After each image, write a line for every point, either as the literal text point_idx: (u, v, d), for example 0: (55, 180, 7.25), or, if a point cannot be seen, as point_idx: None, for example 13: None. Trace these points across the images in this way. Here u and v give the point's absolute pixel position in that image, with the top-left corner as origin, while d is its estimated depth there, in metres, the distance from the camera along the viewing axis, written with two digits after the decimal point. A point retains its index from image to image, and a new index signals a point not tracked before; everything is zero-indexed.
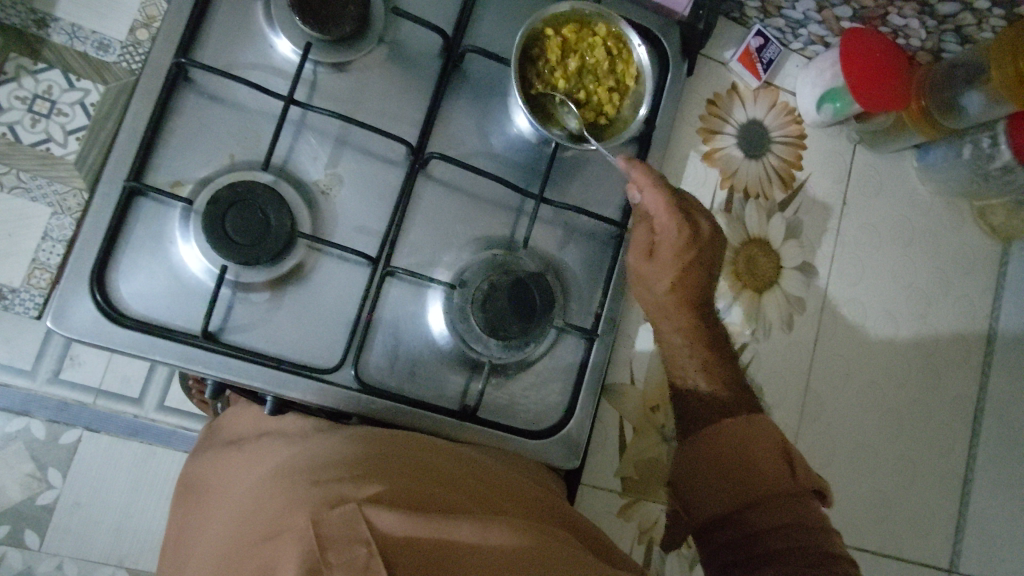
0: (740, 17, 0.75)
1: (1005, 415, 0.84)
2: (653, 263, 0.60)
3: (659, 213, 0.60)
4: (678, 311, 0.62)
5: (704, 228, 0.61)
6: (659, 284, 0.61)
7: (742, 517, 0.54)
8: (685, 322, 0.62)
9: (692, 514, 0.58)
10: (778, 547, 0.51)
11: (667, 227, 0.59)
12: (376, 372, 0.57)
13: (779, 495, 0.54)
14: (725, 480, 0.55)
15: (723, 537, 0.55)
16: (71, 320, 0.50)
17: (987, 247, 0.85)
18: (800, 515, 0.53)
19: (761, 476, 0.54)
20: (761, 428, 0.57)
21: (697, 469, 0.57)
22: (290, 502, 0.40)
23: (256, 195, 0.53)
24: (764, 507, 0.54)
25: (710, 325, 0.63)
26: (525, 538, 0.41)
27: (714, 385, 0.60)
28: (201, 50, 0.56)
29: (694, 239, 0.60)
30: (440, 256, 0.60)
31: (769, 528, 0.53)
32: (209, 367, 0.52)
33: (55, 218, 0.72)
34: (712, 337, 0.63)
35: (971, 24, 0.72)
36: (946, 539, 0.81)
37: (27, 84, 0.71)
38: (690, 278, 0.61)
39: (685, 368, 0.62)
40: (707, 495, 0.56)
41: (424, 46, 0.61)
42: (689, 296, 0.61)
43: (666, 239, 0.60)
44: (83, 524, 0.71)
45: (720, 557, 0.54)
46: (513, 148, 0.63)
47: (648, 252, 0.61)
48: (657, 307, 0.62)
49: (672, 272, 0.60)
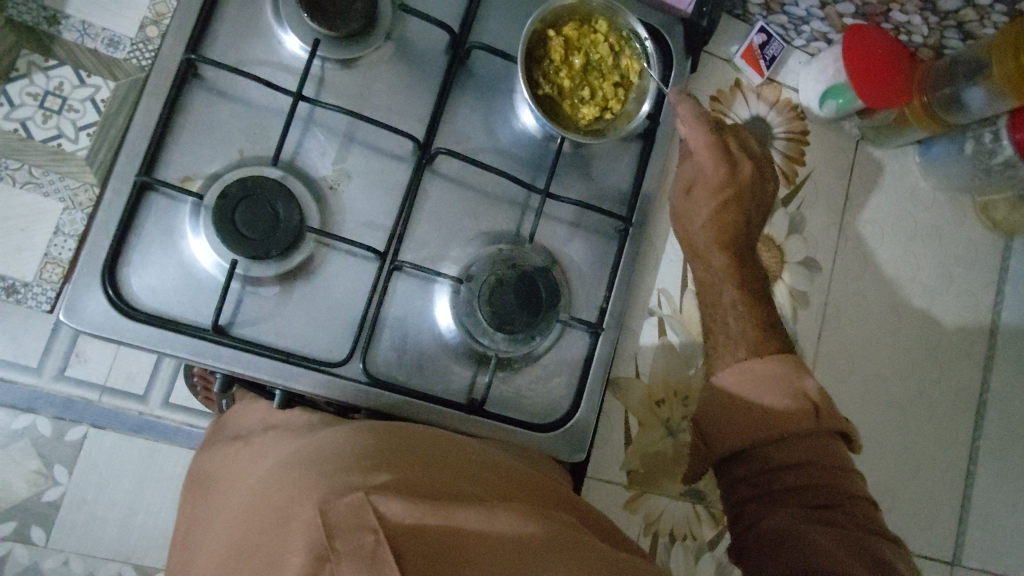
0: (743, 14, 0.76)
1: (1006, 409, 0.85)
2: (691, 199, 0.66)
3: (701, 151, 0.64)
4: (713, 251, 0.65)
5: (744, 170, 0.66)
6: (698, 216, 0.65)
7: (763, 453, 0.56)
8: (719, 262, 0.65)
9: (710, 449, 0.59)
10: (795, 484, 0.54)
11: (707, 164, 0.64)
12: (383, 365, 0.58)
13: (802, 434, 0.55)
14: (751, 419, 0.56)
15: (743, 471, 0.57)
16: (83, 314, 0.51)
17: (989, 242, 0.86)
18: (821, 455, 0.55)
19: (786, 414, 0.55)
20: (793, 405, 0.56)
21: (718, 407, 0.58)
22: (300, 492, 0.40)
23: (266, 191, 0.53)
24: (788, 443, 0.55)
25: (746, 268, 0.66)
26: (531, 525, 0.41)
27: (745, 325, 0.61)
28: (211, 46, 0.56)
29: (731, 180, 0.65)
30: (446, 251, 0.61)
31: (787, 464, 0.55)
32: (219, 360, 0.53)
33: (67, 213, 0.72)
34: (747, 280, 0.65)
35: (973, 20, 0.72)
36: (949, 532, 0.82)
37: (39, 81, 0.72)
38: (728, 215, 0.65)
39: (718, 305, 0.64)
40: (728, 429, 0.57)
41: (431, 43, 0.62)
42: (725, 236, 0.65)
43: (703, 176, 0.65)
44: (88, 521, 0.71)
45: (736, 491, 0.57)
46: (519, 144, 0.64)
47: (686, 190, 0.66)
48: (693, 245, 0.66)
49: (708, 207, 0.65)
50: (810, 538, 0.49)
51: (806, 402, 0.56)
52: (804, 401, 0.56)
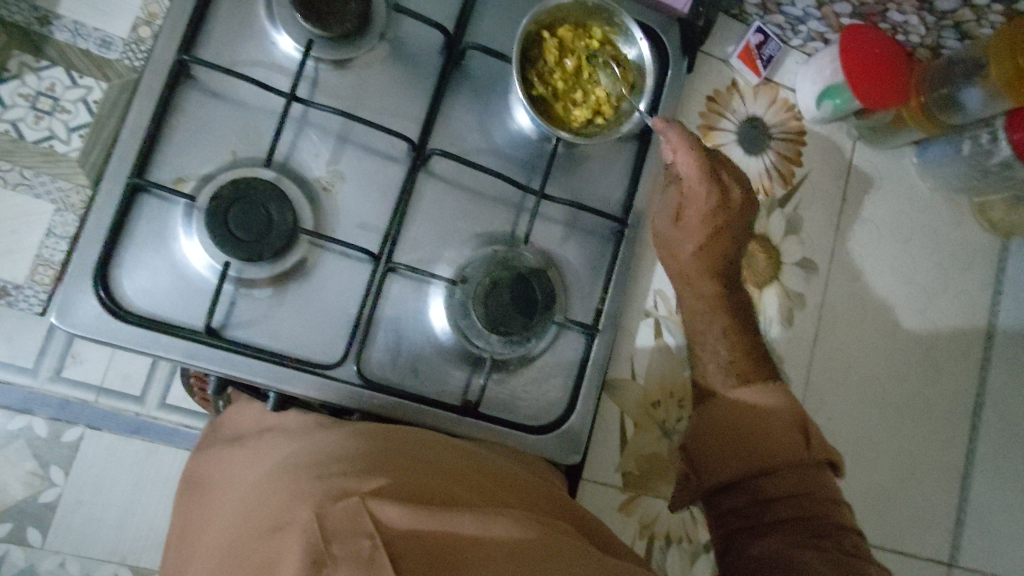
0: (739, 14, 0.75)
1: (1004, 410, 0.84)
2: (679, 227, 0.64)
3: (691, 179, 0.62)
4: (703, 280, 0.64)
5: (734, 198, 0.64)
6: (686, 245, 0.64)
7: (753, 483, 0.58)
8: (707, 290, 0.64)
9: (701, 479, 0.60)
10: (785, 515, 0.55)
11: (697, 192, 0.62)
12: (377, 367, 0.58)
13: (793, 464, 0.57)
14: (740, 450, 0.58)
15: (735, 502, 0.58)
16: (75, 317, 0.50)
17: (987, 242, 0.86)
18: (811, 485, 0.57)
19: (779, 446, 0.58)
20: (780, 428, 0.59)
21: (709, 436, 0.60)
22: (293, 496, 0.40)
23: (258, 192, 0.53)
24: (779, 474, 0.57)
25: (735, 298, 0.66)
26: (527, 530, 0.41)
27: (735, 351, 0.63)
28: (203, 47, 0.56)
29: (722, 208, 0.63)
30: (441, 253, 0.60)
31: (778, 494, 0.57)
32: (212, 362, 0.52)
33: (59, 215, 0.72)
34: (734, 309, 0.65)
35: (971, 20, 0.72)
36: (946, 533, 0.82)
37: (30, 81, 0.72)
38: (716, 243, 0.64)
39: (705, 336, 0.64)
40: (720, 461, 0.59)
41: (425, 43, 0.61)
42: (713, 263, 0.64)
43: (693, 204, 0.63)
44: (84, 522, 0.71)
45: (726, 522, 0.58)
46: (514, 145, 0.63)
47: (675, 218, 0.64)
48: (681, 274, 0.65)
49: (698, 236, 0.63)
50: (802, 561, 0.51)
51: (796, 429, 0.59)
52: (793, 431, 0.59)
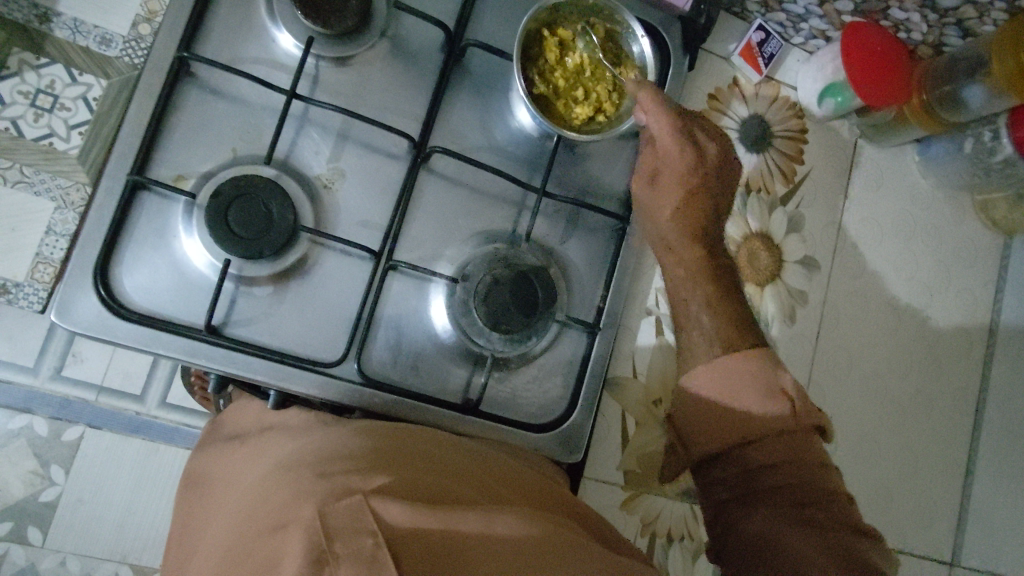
0: (742, 12, 0.75)
1: (1005, 408, 0.84)
2: (654, 189, 0.62)
3: (664, 135, 0.60)
4: (684, 246, 0.61)
5: (710, 153, 0.62)
6: (663, 210, 0.61)
7: (740, 454, 0.54)
8: (691, 257, 0.60)
9: (688, 450, 0.57)
10: (774, 485, 0.52)
11: (670, 150, 0.60)
12: (378, 366, 0.58)
13: (781, 433, 0.53)
14: (727, 423, 0.54)
15: (722, 473, 0.55)
16: (75, 315, 0.50)
17: (989, 240, 0.86)
18: (801, 453, 0.53)
19: (763, 417, 0.53)
20: (769, 401, 0.53)
21: (693, 407, 0.55)
22: (295, 494, 0.40)
23: (259, 189, 0.53)
24: (768, 444, 0.53)
25: (719, 264, 0.61)
26: (530, 528, 0.41)
27: (719, 321, 0.57)
28: (204, 45, 0.56)
29: (698, 165, 0.61)
30: (442, 250, 0.60)
31: (766, 465, 0.53)
32: (212, 361, 0.52)
33: (59, 213, 0.72)
34: (721, 278, 0.60)
35: (973, 18, 0.72)
36: (948, 531, 0.81)
37: (30, 79, 0.72)
38: (694, 206, 0.61)
39: (687, 303, 0.59)
40: (704, 434, 0.55)
41: (426, 40, 0.61)
42: (694, 228, 0.61)
43: (669, 165, 0.61)
44: (85, 521, 0.71)
45: (714, 491, 0.55)
46: (515, 142, 0.63)
47: (650, 179, 0.62)
48: (662, 244, 0.61)
49: (675, 198, 0.61)
50: (791, 539, 0.49)
51: (782, 398, 0.54)
52: (782, 398, 0.54)
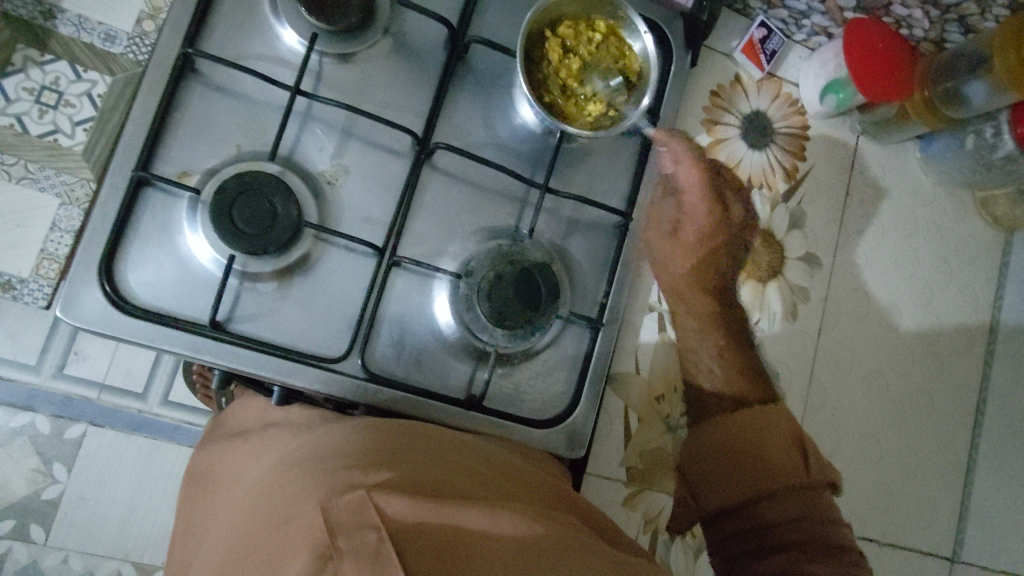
0: (743, 8, 0.76)
1: (1006, 404, 0.84)
2: (674, 241, 0.68)
3: (691, 191, 0.69)
4: (695, 295, 0.67)
5: (733, 214, 0.72)
6: (679, 262, 0.68)
7: (754, 509, 0.54)
8: (699, 305, 0.67)
9: (700, 502, 0.57)
10: (786, 539, 0.51)
11: (693, 207, 0.69)
12: (381, 361, 0.58)
13: (792, 488, 0.53)
14: (738, 471, 0.55)
15: (735, 528, 0.54)
16: (80, 310, 0.50)
17: (990, 237, 0.86)
18: (812, 506, 0.52)
19: (777, 468, 0.54)
20: (783, 452, 0.55)
21: (706, 460, 0.57)
22: (299, 490, 0.40)
23: (263, 186, 0.53)
24: (778, 499, 0.53)
25: (729, 313, 0.67)
26: (536, 526, 0.41)
27: (730, 372, 0.62)
28: (208, 41, 0.56)
29: (716, 223, 0.70)
30: (445, 246, 0.60)
31: (778, 519, 0.52)
32: (217, 356, 0.53)
33: (64, 209, 0.72)
34: (730, 326, 0.66)
35: (974, 13, 0.73)
36: (949, 527, 0.82)
37: (35, 75, 0.72)
38: (706, 260, 0.69)
39: (698, 359, 0.66)
40: (718, 485, 0.56)
41: (429, 36, 0.61)
42: (705, 279, 0.68)
43: (689, 220, 0.68)
44: (87, 518, 0.71)
45: (729, 547, 0.54)
46: (518, 139, 0.63)
47: (672, 233, 0.68)
48: (673, 288, 0.69)
49: (689, 252, 0.68)
50: None
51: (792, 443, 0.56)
52: (794, 451, 0.55)
